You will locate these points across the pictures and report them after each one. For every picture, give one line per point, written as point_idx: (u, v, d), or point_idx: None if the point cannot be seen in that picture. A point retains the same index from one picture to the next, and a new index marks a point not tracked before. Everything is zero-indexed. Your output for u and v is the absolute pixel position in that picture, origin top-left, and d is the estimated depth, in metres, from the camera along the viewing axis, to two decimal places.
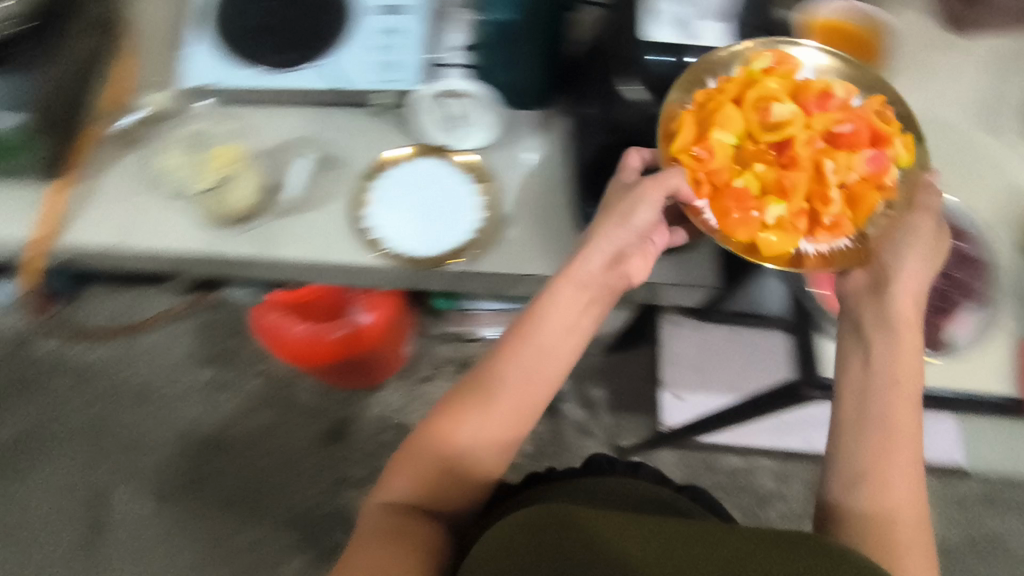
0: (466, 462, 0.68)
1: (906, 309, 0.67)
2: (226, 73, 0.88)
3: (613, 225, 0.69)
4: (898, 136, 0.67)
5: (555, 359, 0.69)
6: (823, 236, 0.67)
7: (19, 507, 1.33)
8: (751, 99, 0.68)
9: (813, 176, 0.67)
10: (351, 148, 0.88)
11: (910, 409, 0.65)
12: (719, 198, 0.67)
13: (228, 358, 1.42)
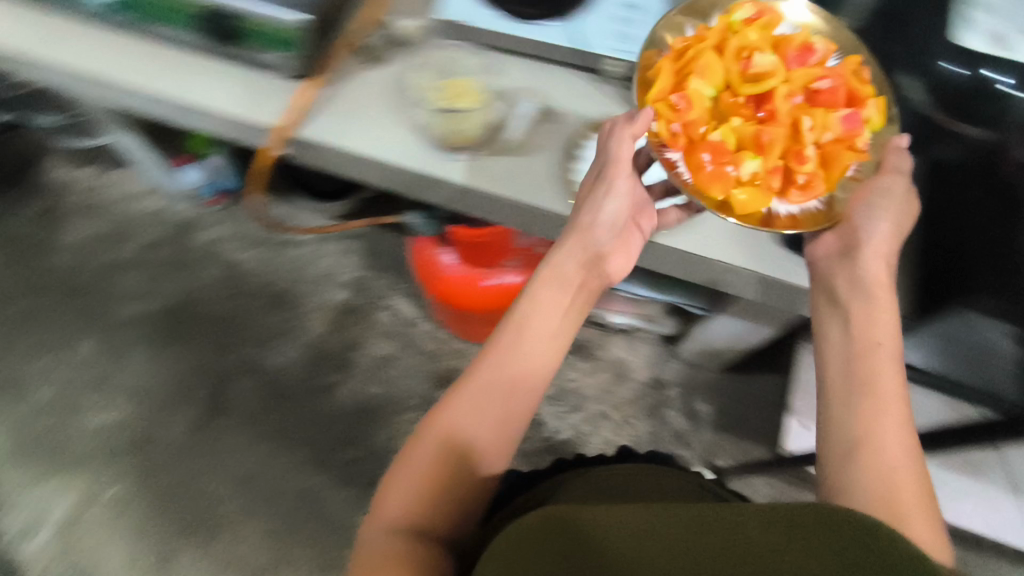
0: (461, 466, 0.62)
1: (875, 271, 0.68)
2: (473, 12, 0.92)
3: (585, 224, 0.72)
4: (871, 97, 0.67)
5: (545, 336, 0.68)
6: (795, 194, 0.66)
7: (148, 375, 1.40)
8: (732, 50, 0.67)
9: (788, 132, 0.66)
10: (573, 107, 0.92)
11: (884, 365, 0.64)
12: (693, 150, 0.66)
13: (361, 287, 1.50)
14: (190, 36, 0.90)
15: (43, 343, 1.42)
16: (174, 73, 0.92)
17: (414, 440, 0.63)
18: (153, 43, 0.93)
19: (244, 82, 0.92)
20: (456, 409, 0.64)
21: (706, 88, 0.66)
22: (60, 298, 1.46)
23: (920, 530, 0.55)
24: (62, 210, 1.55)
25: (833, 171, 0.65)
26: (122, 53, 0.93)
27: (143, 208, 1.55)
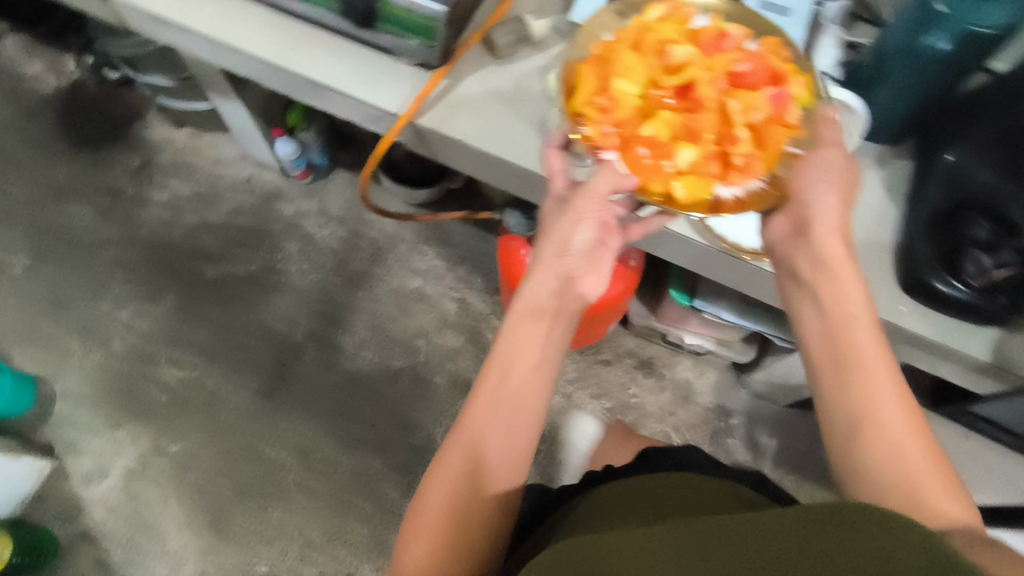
0: (479, 506, 0.62)
1: (833, 247, 0.67)
2: None
3: (554, 252, 0.72)
4: (796, 77, 0.72)
5: (530, 360, 0.66)
6: (735, 177, 0.70)
7: (221, 339, 1.43)
8: (650, 47, 0.71)
9: (719, 118, 0.68)
10: None
11: (863, 334, 0.62)
12: (629, 149, 0.71)
13: (434, 277, 1.51)
14: (325, 14, 0.92)
15: (127, 295, 1.47)
16: (306, 49, 0.94)
17: (421, 493, 0.63)
18: (288, 18, 0.95)
19: (372, 64, 0.93)
20: (452, 451, 0.63)
21: (631, 88, 0.70)
22: (147, 253, 1.51)
23: (938, 499, 0.52)
24: (157, 168, 1.60)
25: (767, 150, 0.69)
26: (257, 24, 0.95)
27: (233, 174, 1.59)
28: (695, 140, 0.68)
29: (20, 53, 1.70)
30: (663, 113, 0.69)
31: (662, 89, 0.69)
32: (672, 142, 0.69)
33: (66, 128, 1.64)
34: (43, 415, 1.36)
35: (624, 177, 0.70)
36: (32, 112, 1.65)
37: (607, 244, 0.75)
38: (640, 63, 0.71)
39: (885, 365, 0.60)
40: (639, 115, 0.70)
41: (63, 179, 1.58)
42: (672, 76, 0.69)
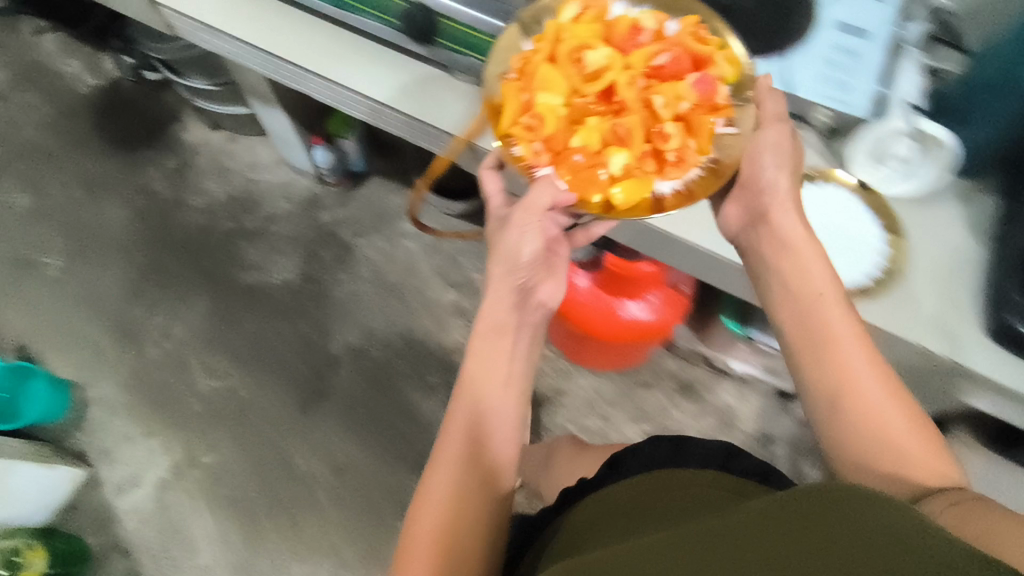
0: (473, 515, 0.65)
1: (796, 223, 0.71)
2: None
3: (506, 265, 0.71)
4: (717, 55, 0.71)
5: (490, 381, 0.70)
6: (672, 172, 0.70)
7: (254, 347, 1.41)
8: (565, 54, 0.70)
9: (647, 116, 0.69)
10: None
11: (835, 317, 0.66)
12: (563, 162, 0.70)
13: (471, 290, 1.47)
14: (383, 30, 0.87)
15: (161, 299, 1.44)
16: (360, 66, 0.90)
17: (410, 527, 0.65)
18: (342, 32, 0.92)
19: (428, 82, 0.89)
20: (435, 479, 0.65)
21: (553, 97, 0.69)
22: (182, 257, 1.48)
23: (916, 451, 0.60)
24: (193, 170, 1.57)
25: (700, 137, 0.70)
26: (311, 36, 0.91)
27: (269, 179, 1.57)
28: (626, 141, 0.68)
29: (60, 50, 1.69)
30: (591, 120, 0.69)
31: (583, 94, 0.69)
32: (604, 146, 0.69)
33: (103, 126, 1.62)
34: (77, 420, 1.34)
35: (562, 193, 0.69)
36: (70, 109, 1.63)
37: (558, 253, 0.78)
38: (556, 71, 0.70)
39: (859, 349, 0.64)
40: (567, 123, 0.69)
41: (100, 178, 1.56)
42: (592, 82, 0.69)
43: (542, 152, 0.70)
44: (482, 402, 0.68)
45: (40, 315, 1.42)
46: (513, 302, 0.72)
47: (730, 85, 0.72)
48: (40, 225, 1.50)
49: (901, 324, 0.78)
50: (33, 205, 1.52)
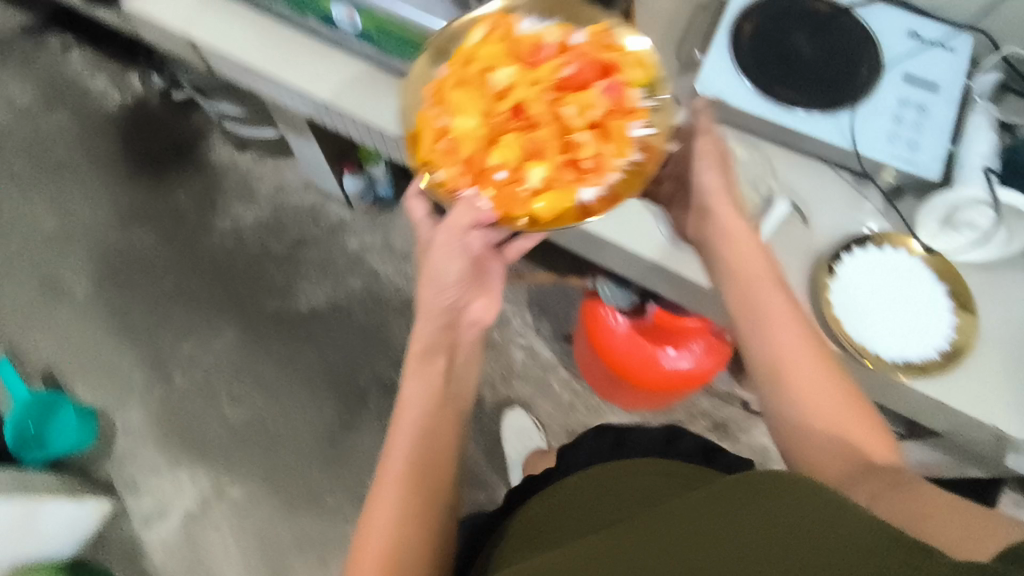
0: (416, 538, 0.65)
1: (728, 215, 0.69)
2: (735, 90, 0.82)
3: (433, 287, 0.73)
4: (623, 60, 0.71)
5: (417, 399, 0.72)
6: (592, 179, 0.68)
7: (281, 377, 1.39)
8: (473, 76, 0.71)
9: (559, 128, 0.69)
10: (822, 210, 0.81)
11: (769, 305, 0.65)
12: (484, 181, 0.69)
13: (500, 321, 1.43)
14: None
15: (189, 326, 1.43)
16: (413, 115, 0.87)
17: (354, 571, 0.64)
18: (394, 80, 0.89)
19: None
20: (375, 513, 0.65)
21: (468, 120, 0.70)
22: (209, 282, 1.47)
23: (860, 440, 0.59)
24: (220, 192, 1.55)
25: (616, 141, 0.68)
26: (362, 83, 0.89)
27: (296, 203, 1.54)
28: (543, 155, 0.68)
29: (86, 66, 1.66)
30: (506, 137, 0.69)
31: (499, 113, 0.70)
32: (524, 161, 0.69)
33: (131, 147, 1.60)
34: (104, 450, 1.33)
35: (482, 213, 0.68)
36: (97, 128, 1.61)
37: (490, 268, 0.79)
38: (466, 95, 0.71)
39: (788, 339, 0.63)
40: (482, 143, 0.70)
41: (127, 200, 1.54)
42: (500, 100, 0.70)
43: (463, 174, 0.69)
44: (412, 422, 0.70)
45: (67, 340, 1.42)
46: (442, 324, 0.76)
47: (642, 87, 0.70)
48: (68, 247, 1.49)
49: (974, 404, 0.73)
50: (61, 227, 1.52)
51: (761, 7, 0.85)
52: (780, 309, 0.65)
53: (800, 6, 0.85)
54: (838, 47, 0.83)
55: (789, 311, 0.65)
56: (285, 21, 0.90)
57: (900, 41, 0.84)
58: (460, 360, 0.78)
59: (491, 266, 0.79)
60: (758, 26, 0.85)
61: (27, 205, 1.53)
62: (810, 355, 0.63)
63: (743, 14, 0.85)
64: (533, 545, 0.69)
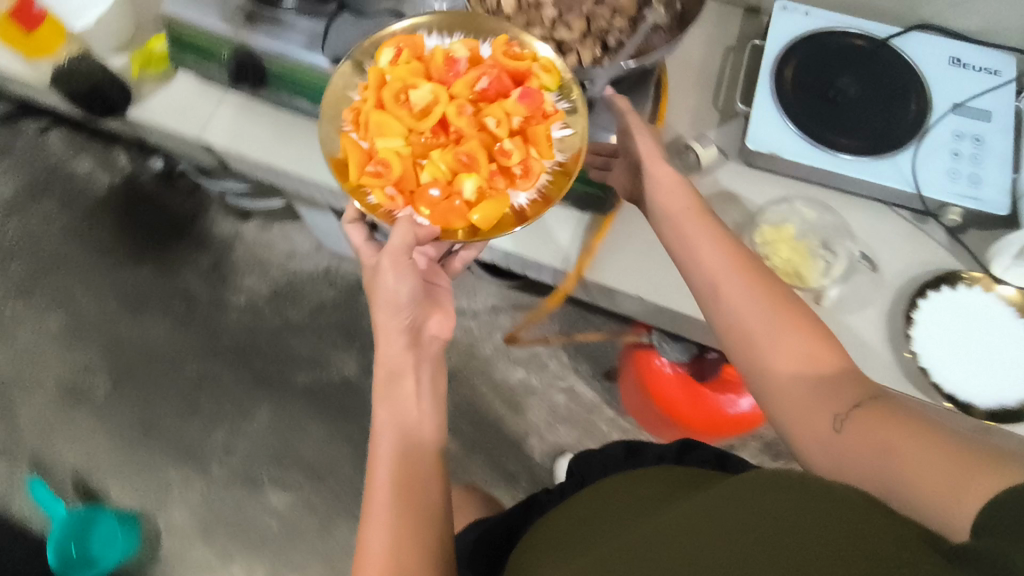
0: (415, 553, 0.62)
1: (662, 176, 0.73)
2: (789, 142, 0.80)
3: (390, 312, 0.71)
4: (533, 64, 0.69)
5: (399, 412, 0.69)
6: (523, 184, 0.69)
7: (323, 455, 1.35)
8: (392, 98, 0.68)
9: (484, 139, 0.69)
10: (889, 255, 0.80)
11: (715, 259, 0.67)
12: (418, 200, 0.68)
13: (538, 366, 1.42)
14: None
15: (218, 413, 1.38)
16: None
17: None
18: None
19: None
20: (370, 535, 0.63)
21: (393, 140, 0.67)
22: (233, 363, 1.42)
23: (810, 352, 0.59)
24: (229, 267, 1.49)
25: (540, 145, 0.69)
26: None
27: (310, 268, 1.49)
28: (473, 166, 0.67)
29: (67, 150, 1.58)
30: (433, 154, 0.68)
31: (422, 132, 0.68)
32: (453, 174, 0.68)
33: (126, 229, 1.52)
34: (152, 555, 1.29)
35: (422, 227, 0.68)
36: (89, 215, 1.54)
37: (439, 283, 0.79)
38: (388, 115, 0.67)
39: (736, 286, 0.65)
40: (410, 162, 0.68)
41: (133, 288, 1.48)
42: (424, 118, 0.69)
43: (397, 195, 0.68)
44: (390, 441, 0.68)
45: (95, 446, 1.36)
46: (406, 342, 0.72)
47: (554, 90, 0.70)
48: (79, 347, 1.43)
49: None
50: (67, 325, 1.45)
51: (798, 49, 0.83)
52: (723, 259, 0.67)
53: (838, 44, 0.83)
54: (882, 84, 0.81)
55: (733, 261, 0.67)
56: (302, 113, 0.86)
57: (942, 70, 0.82)
58: (433, 376, 0.74)
59: (439, 279, 0.80)
60: (798, 69, 0.83)
61: (27, 307, 1.46)
62: (762, 299, 0.64)
63: (783, 59, 0.83)
64: (538, 546, 0.68)
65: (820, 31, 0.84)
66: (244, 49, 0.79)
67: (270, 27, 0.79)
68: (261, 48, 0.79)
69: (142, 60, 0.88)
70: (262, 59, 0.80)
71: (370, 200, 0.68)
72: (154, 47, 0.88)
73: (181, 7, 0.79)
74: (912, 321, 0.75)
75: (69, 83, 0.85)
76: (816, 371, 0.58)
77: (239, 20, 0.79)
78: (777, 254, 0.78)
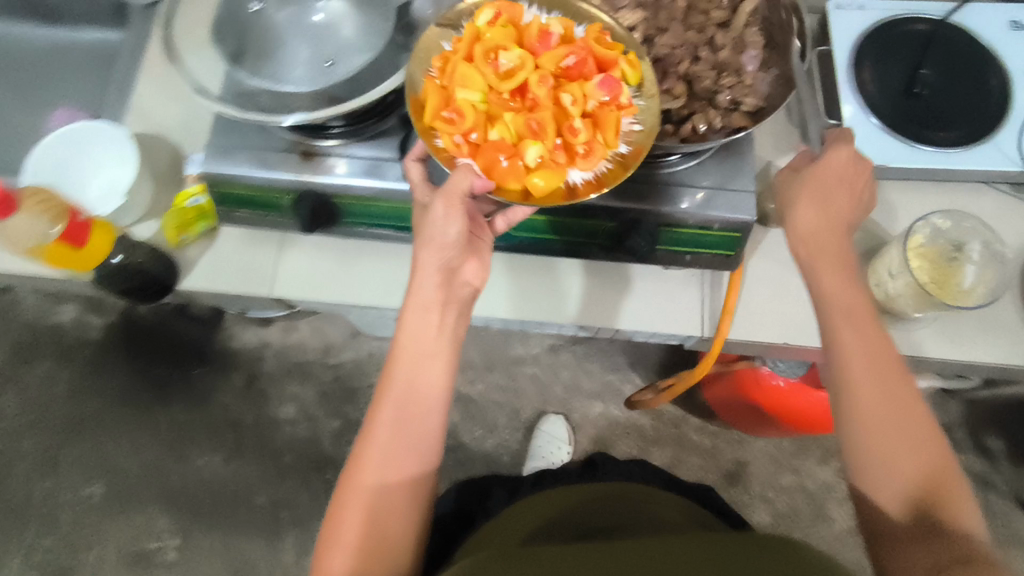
0: (402, 500, 0.63)
1: (808, 233, 0.64)
2: (892, 149, 0.78)
3: (429, 248, 0.64)
4: (621, 56, 0.63)
5: (427, 351, 0.65)
6: (584, 163, 0.60)
7: None
8: (480, 53, 0.62)
9: (557, 113, 0.61)
10: (1005, 232, 0.79)
11: (857, 335, 0.60)
12: (480, 154, 0.61)
13: (613, 394, 1.39)
14: (587, 252, 0.77)
15: (307, 536, 1.29)
16: (565, 287, 0.79)
17: (335, 517, 0.62)
18: (525, 258, 0.80)
19: (647, 278, 0.79)
20: (363, 461, 0.63)
21: (472, 92, 0.61)
22: (303, 479, 1.33)
23: (928, 475, 0.55)
24: (266, 381, 1.39)
25: (607, 130, 0.61)
26: (496, 271, 0.80)
27: (352, 357, 1.40)
28: (540, 134, 0.60)
29: (45, 300, 1.41)
30: (505, 115, 0.61)
31: (499, 93, 0.61)
32: (519, 141, 0.61)
33: (138, 370, 1.38)
34: None
35: (480, 178, 0.60)
36: (92, 366, 1.39)
37: (484, 238, 0.70)
38: (474, 68, 0.61)
39: (871, 365, 0.59)
40: (484, 120, 0.62)
41: (169, 431, 1.35)
42: (507, 79, 0.62)
43: (464, 145, 0.61)
44: (395, 407, 0.63)
45: None
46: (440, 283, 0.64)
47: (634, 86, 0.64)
48: (132, 511, 1.31)
49: None
50: (110, 490, 1.32)
51: (867, 47, 0.81)
52: (862, 334, 0.60)
53: (903, 33, 0.82)
54: (960, 62, 0.80)
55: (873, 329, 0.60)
56: (380, 238, 0.78)
57: (1004, 35, 0.81)
58: (455, 323, 0.67)
59: (483, 234, 0.70)
60: (875, 69, 0.81)
61: (58, 483, 1.32)
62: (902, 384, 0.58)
63: (856, 63, 0.81)
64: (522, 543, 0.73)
65: (881, 22, 0.82)
66: (310, 194, 0.70)
67: (331, 161, 0.71)
68: (325, 186, 0.70)
69: (177, 223, 0.76)
70: (330, 197, 0.72)
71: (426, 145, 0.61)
72: (185, 201, 0.76)
73: (224, 162, 0.70)
74: None
75: (123, 279, 0.74)
76: (923, 485, 0.55)
77: (294, 160, 0.70)
78: (913, 261, 0.74)
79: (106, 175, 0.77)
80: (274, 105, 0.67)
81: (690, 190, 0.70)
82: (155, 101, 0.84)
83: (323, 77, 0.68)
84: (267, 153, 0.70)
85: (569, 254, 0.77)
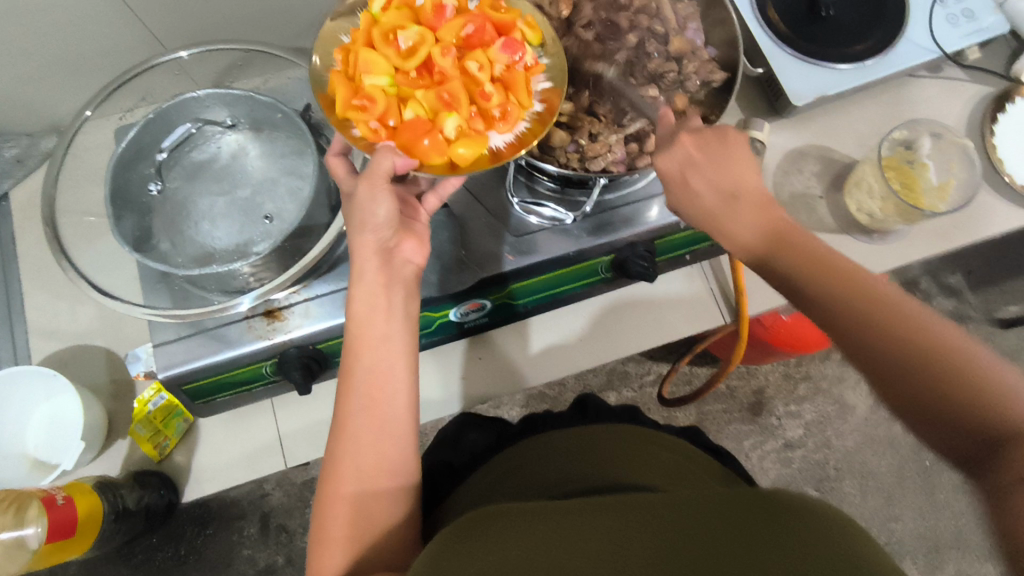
0: (385, 500, 0.53)
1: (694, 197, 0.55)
2: (824, 77, 0.78)
3: (354, 230, 0.57)
4: (517, 18, 0.56)
5: (379, 335, 0.56)
6: (504, 125, 0.54)
7: None
8: (377, 35, 0.53)
9: (468, 83, 0.55)
10: (938, 116, 0.82)
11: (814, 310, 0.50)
12: (401, 136, 0.54)
13: (622, 379, 1.38)
14: (592, 288, 0.75)
15: None
16: (581, 326, 0.77)
17: (318, 519, 0.53)
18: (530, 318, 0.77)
19: (654, 287, 0.78)
20: (341, 452, 0.54)
21: (378, 75, 0.52)
22: None
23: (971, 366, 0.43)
24: (281, 515, 1.28)
25: (519, 90, 0.54)
26: (502, 337, 0.77)
27: None
28: (455, 104, 0.53)
29: None
30: (415, 92, 0.54)
31: (406, 73, 0.54)
32: (435, 115, 0.54)
33: (139, 568, 1.22)
34: None
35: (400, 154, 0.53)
36: None
37: (418, 219, 0.62)
38: (373, 50, 0.52)
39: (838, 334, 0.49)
40: (397, 102, 0.54)
41: None
42: (411, 54, 0.54)
43: (382, 129, 0.53)
44: (360, 391, 0.55)
45: None
46: (379, 264, 0.57)
47: (537, 47, 0.57)
48: None
49: None
50: None
51: None
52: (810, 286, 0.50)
53: None
54: None
55: (864, 299, 0.47)
56: None
57: None
58: (408, 306, 0.59)
59: (417, 215, 0.62)
60: (777, 5, 0.80)
61: None
62: (916, 342, 0.44)
63: (760, 6, 0.79)
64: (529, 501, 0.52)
65: None
66: (292, 354, 0.62)
67: (296, 311, 0.62)
68: (302, 341, 0.62)
69: (149, 432, 0.67)
70: (314, 346, 0.64)
71: (345, 136, 0.53)
72: (147, 407, 0.68)
73: (178, 359, 0.59)
74: (1000, 161, 0.79)
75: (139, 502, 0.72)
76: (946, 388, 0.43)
77: (260, 325, 0.61)
78: (894, 178, 0.75)
79: (44, 419, 0.67)
80: (233, 284, 0.60)
81: (650, 202, 0.68)
82: (64, 310, 0.72)
83: (262, 235, 0.60)
84: (225, 330, 0.61)
85: (573, 296, 0.76)
